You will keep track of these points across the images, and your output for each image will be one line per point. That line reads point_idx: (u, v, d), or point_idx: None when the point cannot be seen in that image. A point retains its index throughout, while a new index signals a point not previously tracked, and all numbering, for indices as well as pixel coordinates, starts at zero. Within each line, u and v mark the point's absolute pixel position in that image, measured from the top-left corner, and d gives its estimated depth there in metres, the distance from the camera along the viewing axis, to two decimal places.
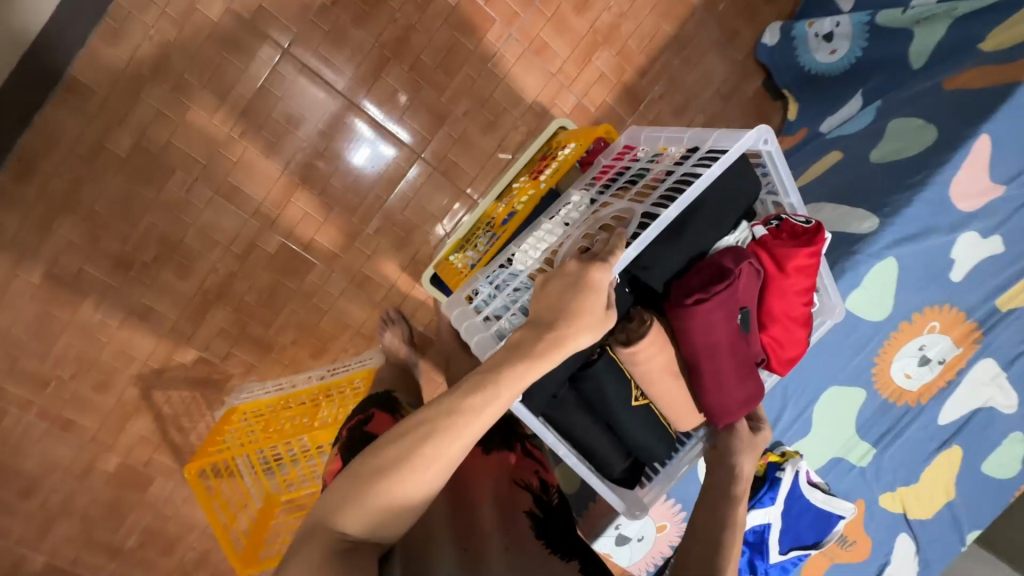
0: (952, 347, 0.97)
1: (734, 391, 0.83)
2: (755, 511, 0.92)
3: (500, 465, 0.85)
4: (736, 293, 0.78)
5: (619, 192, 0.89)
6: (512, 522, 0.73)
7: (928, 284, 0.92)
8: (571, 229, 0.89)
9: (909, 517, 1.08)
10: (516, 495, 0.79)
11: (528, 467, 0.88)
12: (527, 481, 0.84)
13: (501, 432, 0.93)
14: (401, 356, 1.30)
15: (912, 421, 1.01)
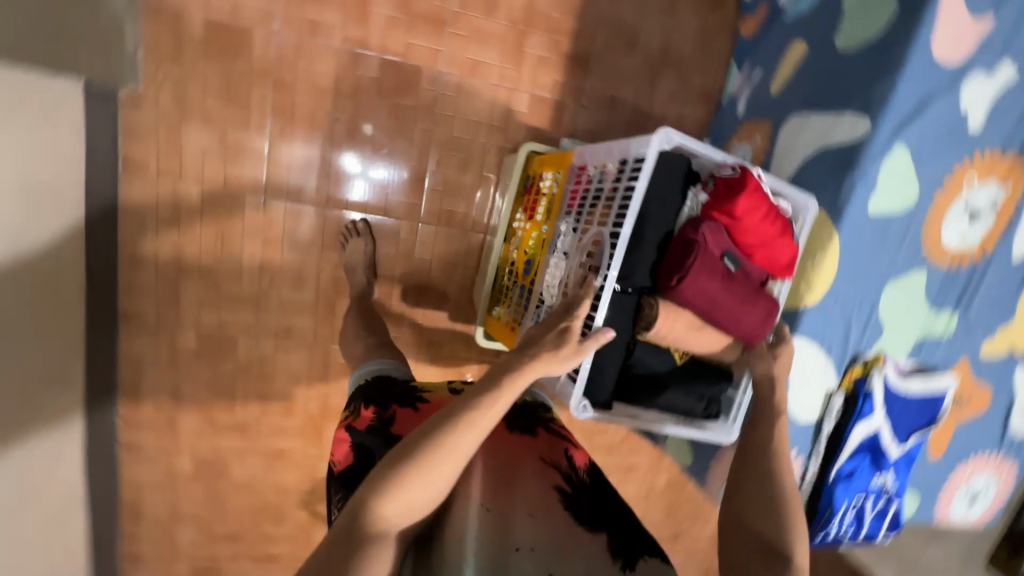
0: (998, 190, 0.94)
1: (754, 322, 0.80)
2: (861, 424, 0.97)
3: (521, 444, 0.77)
4: (710, 254, 0.76)
5: (591, 212, 0.88)
6: (541, 495, 0.69)
7: (948, 149, 0.89)
8: (570, 260, 0.88)
9: (1020, 353, 1.07)
10: (545, 473, 0.73)
11: (552, 441, 0.80)
12: (556, 458, 0.76)
13: (521, 414, 0.83)
14: (358, 276, 1.39)
15: (985, 272, 0.99)
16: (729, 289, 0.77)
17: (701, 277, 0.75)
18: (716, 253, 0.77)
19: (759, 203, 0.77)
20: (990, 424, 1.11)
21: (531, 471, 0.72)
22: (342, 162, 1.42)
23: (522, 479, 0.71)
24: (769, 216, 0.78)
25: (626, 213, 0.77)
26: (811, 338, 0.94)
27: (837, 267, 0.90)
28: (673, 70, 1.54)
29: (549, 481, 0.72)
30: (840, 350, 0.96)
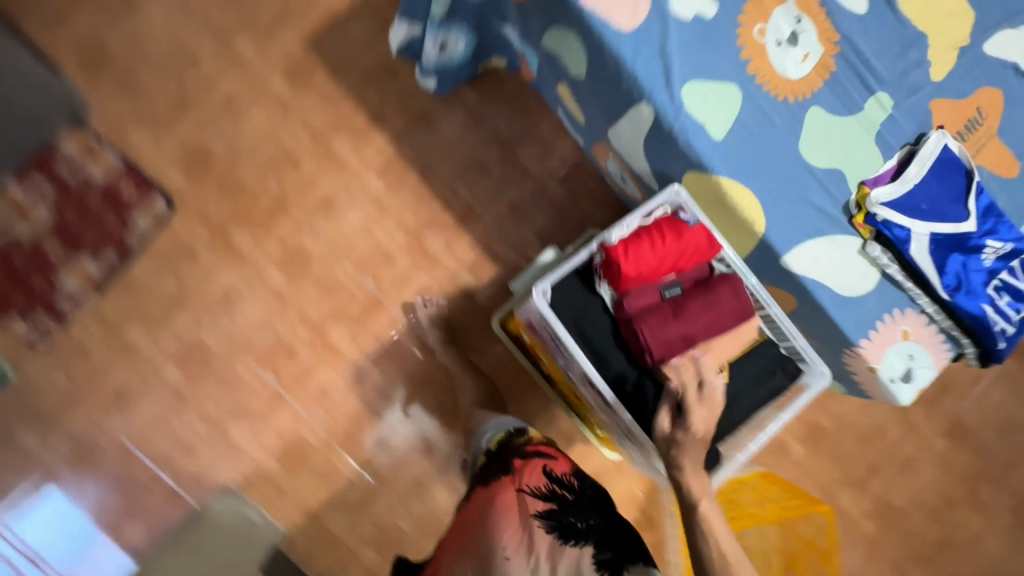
0: (785, 7, 0.95)
1: (728, 308, 0.84)
2: (913, 245, 0.93)
3: (507, 487, 1.03)
4: (648, 318, 0.82)
5: (563, 353, 0.99)
6: (517, 535, 0.95)
7: (717, 41, 0.93)
8: (587, 393, 0.98)
9: (965, 43, 1.00)
10: (527, 505, 0.99)
11: (533, 469, 1.07)
12: (534, 485, 1.03)
13: (502, 462, 1.12)
14: None
15: (857, 46, 0.97)
16: (687, 319, 0.82)
17: (662, 335, 0.82)
18: (651, 310, 0.83)
19: (636, 252, 0.83)
20: (1018, 102, 1.02)
21: (514, 509, 0.99)
22: (415, 399, 1.65)
23: (512, 520, 0.97)
24: (649, 247, 0.84)
25: (579, 354, 0.87)
26: (798, 241, 0.94)
27: (751, 186, 0.93)
28: (522, 144, 1.69)
29: (529, 510, 0.99)
30: (829, 220, 0.95)
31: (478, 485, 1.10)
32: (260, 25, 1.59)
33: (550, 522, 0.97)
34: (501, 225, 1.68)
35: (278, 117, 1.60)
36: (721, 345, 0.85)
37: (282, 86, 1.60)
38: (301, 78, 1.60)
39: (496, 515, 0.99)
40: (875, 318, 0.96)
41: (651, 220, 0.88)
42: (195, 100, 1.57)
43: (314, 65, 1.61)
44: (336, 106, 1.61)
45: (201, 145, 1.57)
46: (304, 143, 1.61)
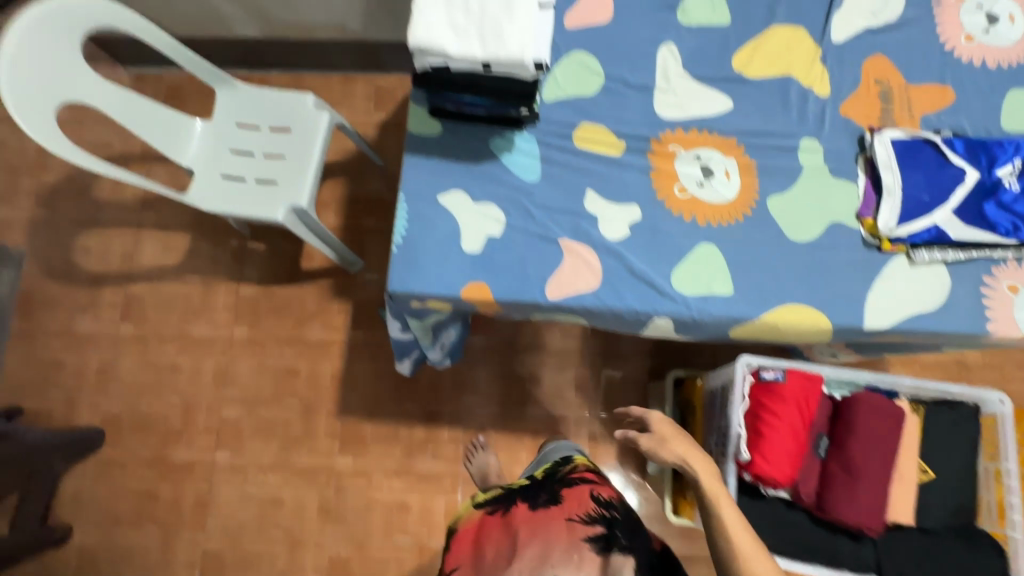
0: (680, 156, 1.03)
1: (881, 430, 0.84)
2: (950, 230, 0.95)
3: (556, 515, 0.96)
4: (837, 498, 0.83)
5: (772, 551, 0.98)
6: (566, 558, 0.90)
7: (663, 228, 1.00)
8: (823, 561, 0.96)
9: (818, 52, 1.07)
10: (577, 529, 0.93)
11: (577, 494, 0.99)
12: (586, 510, 0.96)
13: (547, 486, 1.03)
14: None
15: (752, 130, 1.04)
16: (866, 473, 0.82)
17: (860, 505, 0.82)
18: (829, 488, 0.83)
19: (774, 451, 0.85)
20: (901, 48, 1.07)
21: (568, 538, 0.93)
22: None
23: (557, 541, 0.92)
24: (778, 437, 0.85)
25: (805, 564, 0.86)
26: (864, 303, 0.96)
27: (789, 300, 0.96)
28: (542, 336, 1.77)
29: (579, 533, 0.93)
30: (866, 266, 0.97)
31: (518, 501, 1.02)
32: (298, 432, 1.72)
33: (599, 544, 0.92)
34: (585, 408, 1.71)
35: (365, 484, 1.69)
36: (903, 459, 0.85)
37: (348, 460, 1.70)
38: (356, 441, 1.71)
39: (542, 538, 0.93)
40: (981, 299, 0.95)
41: (748, 402, 0.90)
42: (302, 531, 1.67)
43: (357, 424, 1.72)
44: (397, 438, 1.71)
45: (331, 558, 1.65)
46: (398, 486, 1.68)
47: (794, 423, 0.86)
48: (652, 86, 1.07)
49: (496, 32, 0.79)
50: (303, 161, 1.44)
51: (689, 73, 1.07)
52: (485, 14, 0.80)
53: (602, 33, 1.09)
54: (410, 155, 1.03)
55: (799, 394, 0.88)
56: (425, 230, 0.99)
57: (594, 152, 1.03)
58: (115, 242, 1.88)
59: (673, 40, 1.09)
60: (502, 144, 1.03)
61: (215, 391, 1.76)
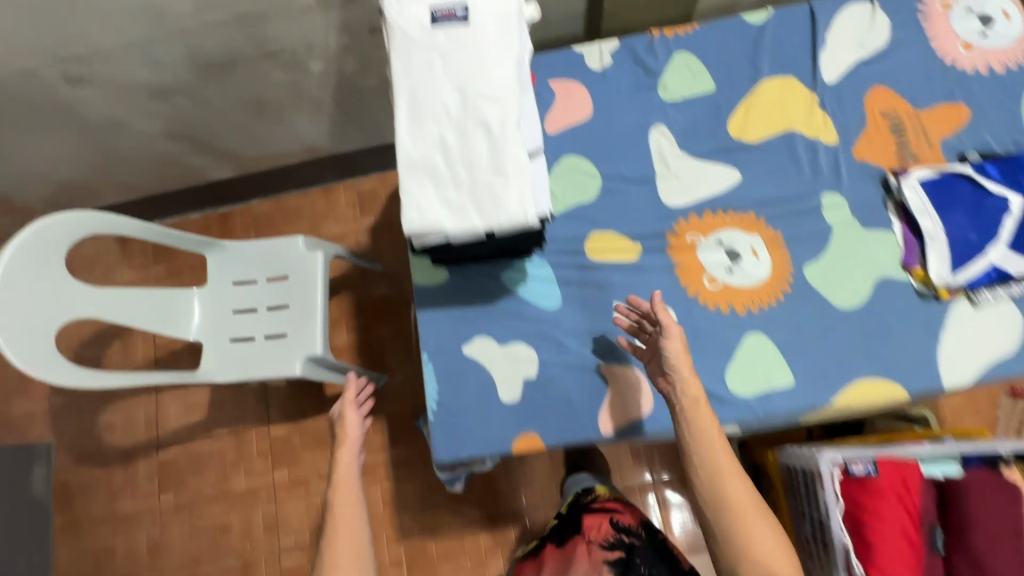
0: (701, 244, 0.97)
1: (1006, 509, 0.79)
2: (1009, 266, 0.88)
3: (578, 543, 1.05)
4: None
5: None
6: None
7: (702, 327, 0.94)
8: None
9: (814, 98, 1.02)
10: (595, 554, 1.01)
11: (598, 521, 1.06)
12: (604, 536, 1.04)
13: (570, 517, 1.12)
14: None
15: (767, 198, 0.98)
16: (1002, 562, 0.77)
17: None
18: None
19: (893, 556, 0.79)
20: (900, 75, 1.01)
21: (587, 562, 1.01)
22: None
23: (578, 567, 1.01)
24: (892, 539, 0.80)
25: None
26: (938, 363, 0.89)
27: (856, 377, 0.89)
28: None
29: (598, 556, 1.01)
30: (928, 320, 0.91)
31: (548, 540, 1.11)
32: None
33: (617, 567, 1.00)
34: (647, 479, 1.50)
35: None
36: None
37: None
38: (424, 564, 1.65)
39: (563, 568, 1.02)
40: None
41: (846, 499, 0.84)
42: None
43: (421, 545, 1.66)
44: (464, 550, 1.64)
45: None
46: None
47: (903, 516, 0.81)
48: (652, 176, 1.02)
49: (494, 198, 0.73)
50: (307, 306, 1.39)
51: (687, 152, 1.02)
52: (477, 181, 0.73)
53: (588, 132, 1.04)
54: (423, 310, 0.98)
55: (899, 481, 0.82)
56: (458, 389, 0.94)
57: (611, 261, 0.98)
58: (136, 410, 1.84)
59: (662, 121, 1.04)
60: (514, 276, 0.98)
61: (270, 542, 1.70)
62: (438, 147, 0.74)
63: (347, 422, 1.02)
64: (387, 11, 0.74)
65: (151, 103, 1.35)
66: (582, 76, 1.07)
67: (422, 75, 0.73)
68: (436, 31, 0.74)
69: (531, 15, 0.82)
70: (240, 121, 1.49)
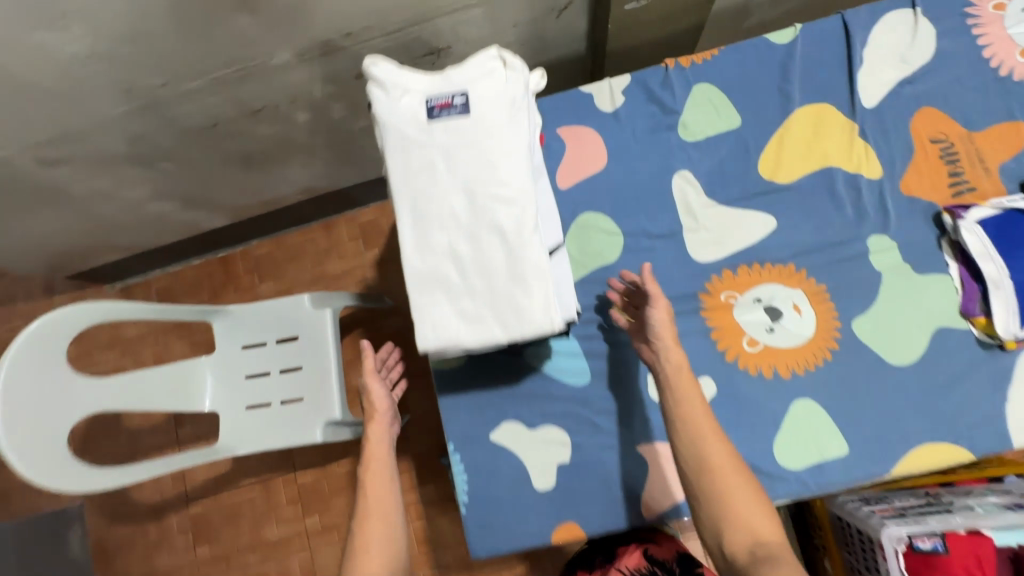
0: (737, 304, 0.90)
1: None
2: None
3: None
4: None
5: None
6: None
7: (746, 394, 0.88)
8: None
9: (854, 126, 0.92)
10: None
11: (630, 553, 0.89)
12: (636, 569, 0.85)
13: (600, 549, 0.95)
14: None
15: (808, 246, 0.90)
16: None
17: None
18: None
19: None
20: (949, 92, 0.90)
21: None
22: None
23: None
24: None
25: None
26: (1006, 421, 0.82)
27: (916, 442, 0.83)
28: None
29: None
30: (993, 374, 0.83)
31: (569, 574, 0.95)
32: None
33: None
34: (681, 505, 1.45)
35: None
36: None
37: None
38: None
39: None
40: None
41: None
42: None
43: None
44: None
45: None
46: None
47: None
48: (679, 228, 0.93)
49: (515, 309, 0.66)
50: (322, 368, 1.34)
51: (715, 199, 0.93)
52: (496, 291, 0.66)
53: (604, 184, 0.95)
54: (444, 395, 0.92)
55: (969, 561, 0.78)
56: (490, 479, 0.90)
57: None
58: None
59: (685, 165, 0.95)
60: (539, 353, 0.91)
61: None
62: (448, 257, 0.66)
63: (371, 392, 1.04)
64: (376, 107, 0.65)
65: (133, 171, 1.26)
66: (593, 119, 0.97)
67: (424, 178, 0.65)
68: (434, 125, 0.65)
69: (536, 86, 0.73)
70: (229, 175, 1.41)
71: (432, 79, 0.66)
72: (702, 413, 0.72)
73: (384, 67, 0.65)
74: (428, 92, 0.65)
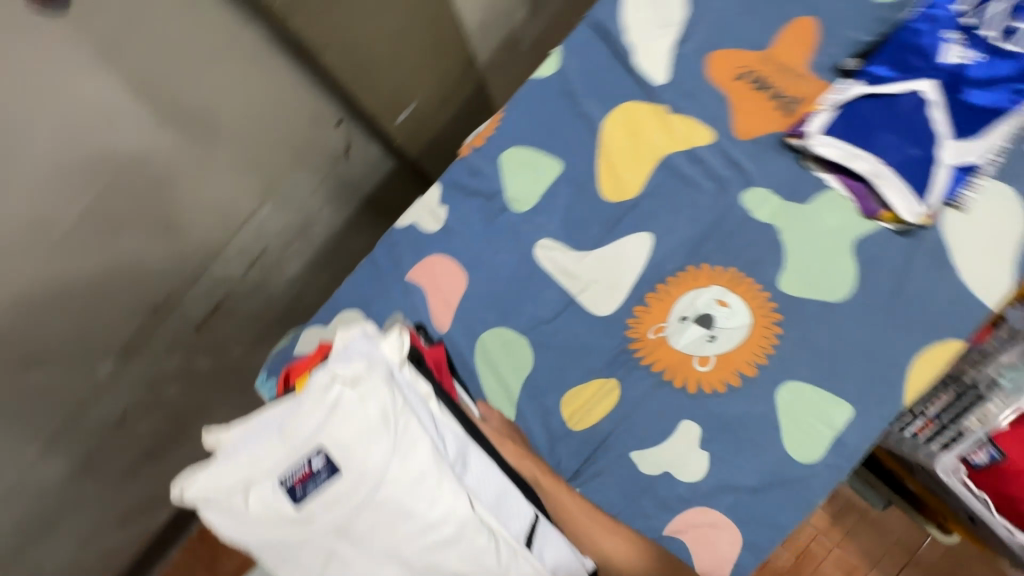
0: (666, 335, 0.83)
1: None
2: (970, 155, 0.75)
3: None
4: None
5: None
6: None
7: (729, 411, 0.80)
8: None
9: (659, 106, 0.88)
10: None
11: None
12: None
13: None
14: None
15: (692, 239, 0.85)
16: None
17: None
18: None
19: None
20: (717, 28, 0.88)
21: None
22: None
23: None
24: None
25: None
26: (970, 292, 0.76)
27: (908, 359, 0.77)
28: None
29: None
30: (931, 253, 0.78)
31: None
32: None
33: None
34: (833, 553, 1.24)
35: None
36: None
37: None
38: None
39: None
40: None
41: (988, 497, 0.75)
42: None
43: None
44: None
45: None
46: None
47: None
48: (570, 295, 0.86)
49: None
50: None
51: (584, 248, 0.87)
52: None
53: (478, 297, 0.88)
54: None
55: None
56: None
57: (597, 415, 0.82)
58: None
59: (538, 233, 0.88)
60: None
61: None
62: None
63: None
64: (232, 527, 0.65)
65: (45, 552, 1.07)
66: (428, 245, 0.90)
67: (333, 558, 0.64)
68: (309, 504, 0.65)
69: (398, 354, 0.73)
70: None
71: (281, 462, 0.66)
72: (583, 515, 0.76)
73: (219, 481, 0.65)
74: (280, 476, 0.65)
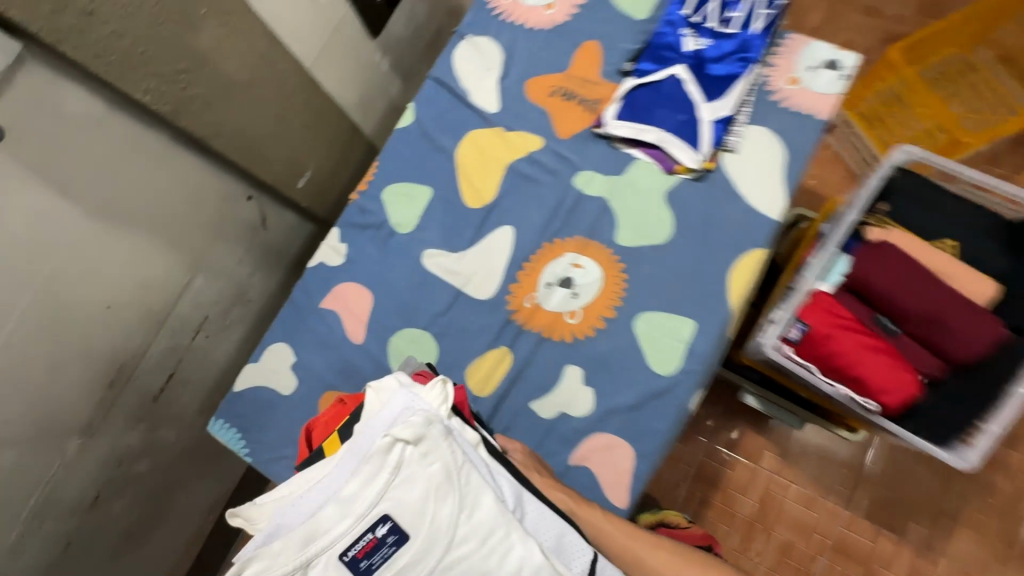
0: (539, 301, 1.00)
1: (903, 261, 0.87)
2: (724, 111, 0.98)
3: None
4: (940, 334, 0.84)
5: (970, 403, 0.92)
6: None
7: (602, 349, 0.95)
8: None
9: (496, 129, 1.10)
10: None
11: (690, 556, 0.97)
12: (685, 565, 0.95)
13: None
14: None
15: (543, 221, 1.04)
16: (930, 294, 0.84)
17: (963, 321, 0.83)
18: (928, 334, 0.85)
19: (866, 364, 0.84)
20: (527, 64, 1.12)
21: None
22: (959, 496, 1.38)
23: None
24: (860, 355, 0.85)
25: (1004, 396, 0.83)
26: (757, 210, 0.96)
27: (726, 272, 0.95)
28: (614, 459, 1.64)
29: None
30: (720, 186, 0.99)
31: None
32: None
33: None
34: (794, 491, 1.32)
35: None
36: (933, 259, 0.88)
37: None
38: None
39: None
40: (799, 115, 0.98)
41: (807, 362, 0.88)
42: None
43: None
44: None
45: None
46: None
47: (856, 334, 0.86)
48: (457, 289, 1.03)
49: None
50: None
51: (461, 249, 1.05)
52: None
53: (384, 309, 1.04)
54: None
55: (815, 311, 0.88)
56: None
57: (496, 380, 0.97)
58: None
59: (422, 246, 1.06)
60: None
61: None
62: None
63: None
64: None
65: None
66: (336, 276, 1.07)
67: None
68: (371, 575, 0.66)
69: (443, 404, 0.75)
70: None
71: (340, 534, 0.67)
72: (621, 532, 0.77)
73: (276, 554, 0.66)
74: (341, 549, 0.66)
